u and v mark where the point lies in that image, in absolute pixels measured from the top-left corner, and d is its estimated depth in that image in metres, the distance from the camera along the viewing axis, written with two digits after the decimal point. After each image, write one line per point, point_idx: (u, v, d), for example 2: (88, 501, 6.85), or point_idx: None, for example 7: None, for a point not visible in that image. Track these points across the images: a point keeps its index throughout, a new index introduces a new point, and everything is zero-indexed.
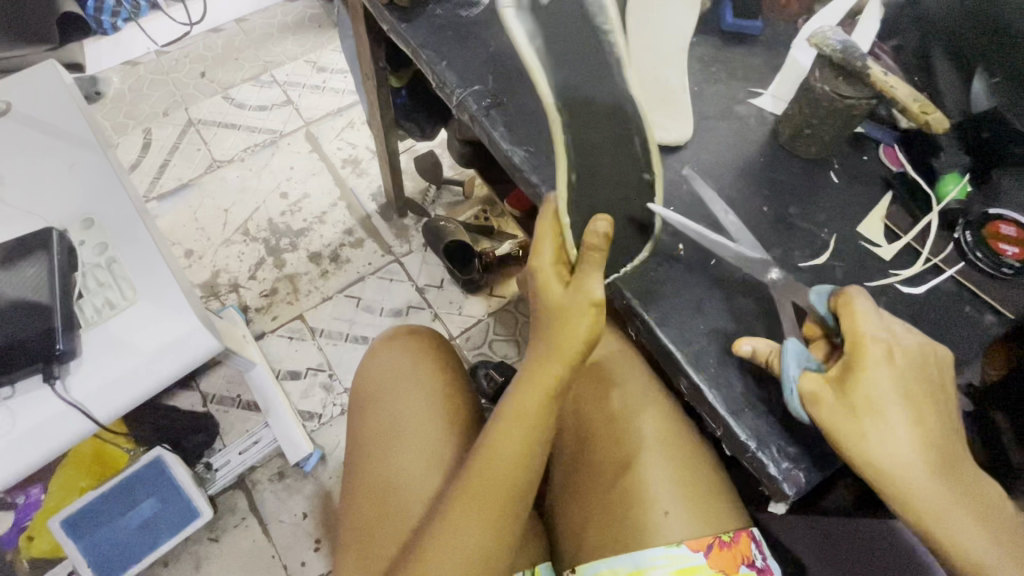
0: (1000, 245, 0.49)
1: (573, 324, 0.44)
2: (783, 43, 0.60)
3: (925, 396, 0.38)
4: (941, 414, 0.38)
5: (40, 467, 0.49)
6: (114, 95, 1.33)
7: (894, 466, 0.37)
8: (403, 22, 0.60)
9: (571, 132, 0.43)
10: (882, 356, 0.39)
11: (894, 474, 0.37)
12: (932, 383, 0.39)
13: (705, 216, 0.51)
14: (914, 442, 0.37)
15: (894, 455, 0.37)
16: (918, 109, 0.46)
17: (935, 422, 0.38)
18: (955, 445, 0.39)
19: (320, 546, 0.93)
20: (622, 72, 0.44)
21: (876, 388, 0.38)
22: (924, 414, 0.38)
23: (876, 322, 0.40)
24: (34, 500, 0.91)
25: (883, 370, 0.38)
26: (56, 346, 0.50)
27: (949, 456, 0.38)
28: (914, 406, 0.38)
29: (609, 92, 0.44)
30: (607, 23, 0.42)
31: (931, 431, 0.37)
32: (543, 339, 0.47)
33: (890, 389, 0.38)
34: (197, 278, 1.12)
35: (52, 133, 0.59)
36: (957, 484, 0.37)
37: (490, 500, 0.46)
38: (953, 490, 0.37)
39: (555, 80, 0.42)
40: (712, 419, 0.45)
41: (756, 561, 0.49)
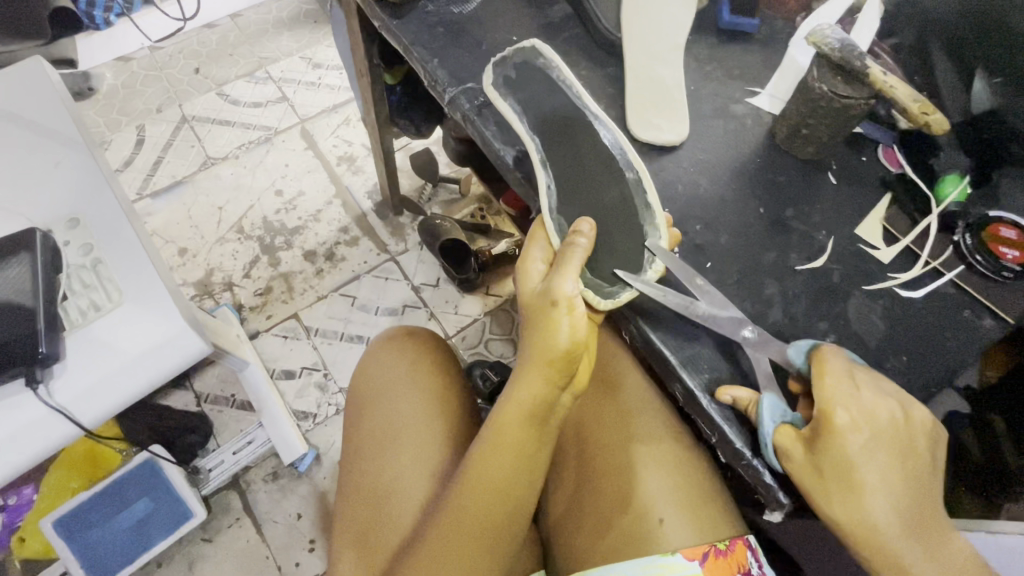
0: (1000, 248, 0.47)
1: (558, 321, 0.43)
2: (782, 41, 0.59)
3: (896, 467, 0.38)
4: (914, 481, 0.39)
5: (23, 473, 0.48)
6: (107, 91, 1.31)
7: (862, 528, 0.38)
8: (394, 19, 0.59)
9: (546, 152, 0.48)
10: (854, 430, 0.38)
11: (862, 535, 0.38)
12: (905, 450, 0.39)
13: (701, 218, 0.50)
14: (886, 518, 0.38)
15: (862, 518, 0.38)
16: (918, 110, 0.46)
17: (908, 490, 0.38)
18: (931, 507, 0.39)
19: (314, 546, 0.93)
20: (583, 103, 0.50)
21: (846, 466, 0.38)
22: (898, 487, 0.38)
23: (847, 388, 0.40)
24: (27, 501, 0.90)
25: (853, 445, 0.38)
26: (39, 349, 0.48)
27: (920, 521, 0.38)
28: (885, 480, 0.38)
29: (575, 114, 0.49)
30: (564, 77, 0.51)
31: (903, 503, 0.38)
32: (527, 342, 0.44)
33: (859, 465, 0.38)
34: (191, 277, 1.11)
35: (36, 130, 0.58)
36: (924, 542, 0.38)
37: (484, 512, 0.44)
38: (920, 549, 0.38)
39: (529, 121, 0.49)
40: (708, 427, 0.44)
41: (752, 570, 0.48)
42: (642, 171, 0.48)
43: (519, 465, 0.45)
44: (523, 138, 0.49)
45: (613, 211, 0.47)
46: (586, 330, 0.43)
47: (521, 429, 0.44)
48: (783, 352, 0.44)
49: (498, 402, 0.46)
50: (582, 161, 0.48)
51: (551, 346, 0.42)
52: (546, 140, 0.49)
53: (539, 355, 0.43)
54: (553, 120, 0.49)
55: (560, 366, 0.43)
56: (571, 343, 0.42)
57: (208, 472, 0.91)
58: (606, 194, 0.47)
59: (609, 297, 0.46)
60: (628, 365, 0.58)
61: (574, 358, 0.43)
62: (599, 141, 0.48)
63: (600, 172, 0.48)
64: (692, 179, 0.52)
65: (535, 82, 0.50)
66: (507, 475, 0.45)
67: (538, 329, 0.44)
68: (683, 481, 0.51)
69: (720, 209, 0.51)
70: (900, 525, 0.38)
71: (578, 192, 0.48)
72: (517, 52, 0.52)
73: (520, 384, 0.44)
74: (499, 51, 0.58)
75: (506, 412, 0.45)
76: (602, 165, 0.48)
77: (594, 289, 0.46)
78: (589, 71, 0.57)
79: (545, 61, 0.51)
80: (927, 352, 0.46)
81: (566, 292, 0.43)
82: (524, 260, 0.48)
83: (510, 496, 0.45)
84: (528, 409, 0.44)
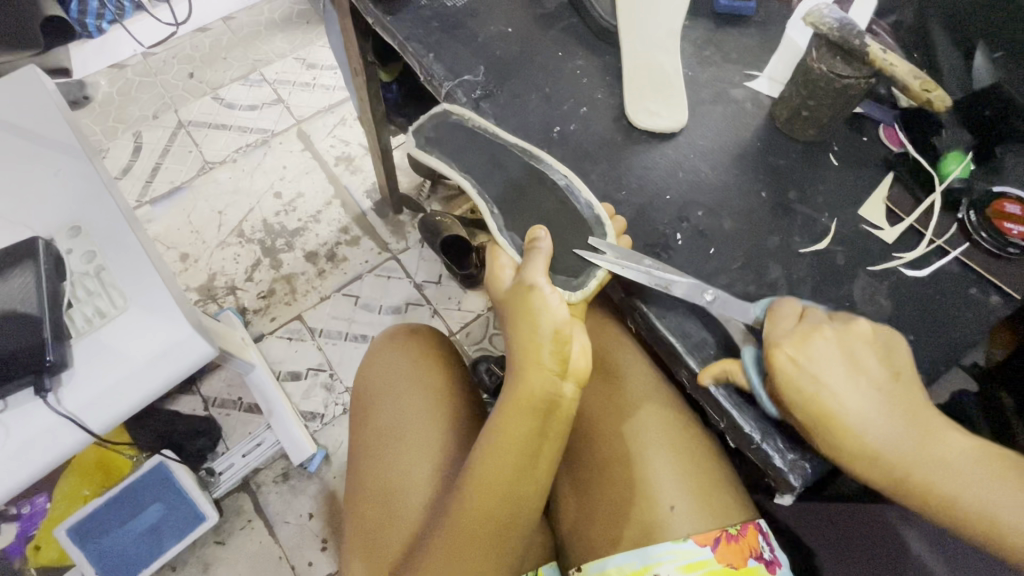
0: (1005, 224, 0.47)
1: (540, 308, 0.43)
2: (778, 24, 0.59)
3: (858, 378, 0.39)
4: (886, 391, 0.39)
5: (37, 480, 0.48)
6: (102, 99, 1.31)
7: (862, 448, 0.38)
8: (388, 15, 0.58)
9: (480, 185, 0.50)
10: (803, 364, 0.39)
11: (864, 454, 0.38)
12: (863, 360, 0.40)
13: (703, 204, 0.50)
14: (877, 438, 0.38)
15: (859, 438, 0.38)
16: (919, 87, 0.45)
17: (882, 402, 0.39)
18: (917, 410, 0.39)
19: (327, 545, 0.93)
20: (489, 133, 0.51)
21: (821, 399, 0.38)
22: (871, 404, 0.38)
23: (778, 331, 0.41)
24: (40, 510, 0.91)
25: (807, 380, 0.39)
26: (47, 356, 0.49)
27: (914, 423, 0.38)
28: (854, 401, 0.39)
29: (492, 146, 0.51)
30: (460, 116, 0.52)
31: (886, 411, 0.38)
32: (518, 339, 0.44)
33: (825, 396, 0.38)
34: (194, 282, 1.11)
35: (33, 138, 0.58)
36: (922, 439, 0.38)
37: (492, 508, 0.44)
38: (921, 446, 0.38)
39: (457, 164, 0.50)
40: (717, 413, 0.44)
41: (764, 554, 0.48)
42: (570, 175, 0.49)
43: (523, 464, 0.44)
44: (457, 181, 0.50)
45: (556, 219, 0.48)
46: (567, 316, 0.43)
47: (526, 426, 0.43)
48: (747, 312, 0.45)
49: (502, 397, 0.45)
50: (516, 185, 0.49)
51: (537, 333, 0.43)
52: (477, 175, 0.50)
53: (526, 343, 0.44)
54: (478, 158, 0.50)
55: (554, 354, 0.43)
56: (556, 329, 0.43)
57: (218, 476, 0.92)
58: (544, 203, 0.49)
59: (578, 289, 0.47)
60: (635, 355, 0.59)
61: (564, 346, 0.43)
62: (523, 164, 0.50)
63: (533, 189, 0.49)
64: (693, 166, 0.52)
65: (451, 131, 0.52)
66: (511, 474, 0.43)
67: (522, 316, 0.44)
68: (693, 467, 0.51)
69: (722, 194, 0.51)
70: (894, 440, 0.38)
71: (520, 211, 0.49)
72: (428, 118, 0.53)
73: (523, 379, 0.43)
74: (494, 44, 0.57)
75: (509, 409, 0.44)
76: (532, 180, 0.49)
77: (562, 285, 0.47)
78: (585, 61, 0.57)
79: (457, 117, 0.52)
80: (935, 332, 0.45)
81: (537, 280, 0.44)
82: (494, 278, 0.48)
83: (515, 495, 0.44)
84: (533, 403, 0.43)
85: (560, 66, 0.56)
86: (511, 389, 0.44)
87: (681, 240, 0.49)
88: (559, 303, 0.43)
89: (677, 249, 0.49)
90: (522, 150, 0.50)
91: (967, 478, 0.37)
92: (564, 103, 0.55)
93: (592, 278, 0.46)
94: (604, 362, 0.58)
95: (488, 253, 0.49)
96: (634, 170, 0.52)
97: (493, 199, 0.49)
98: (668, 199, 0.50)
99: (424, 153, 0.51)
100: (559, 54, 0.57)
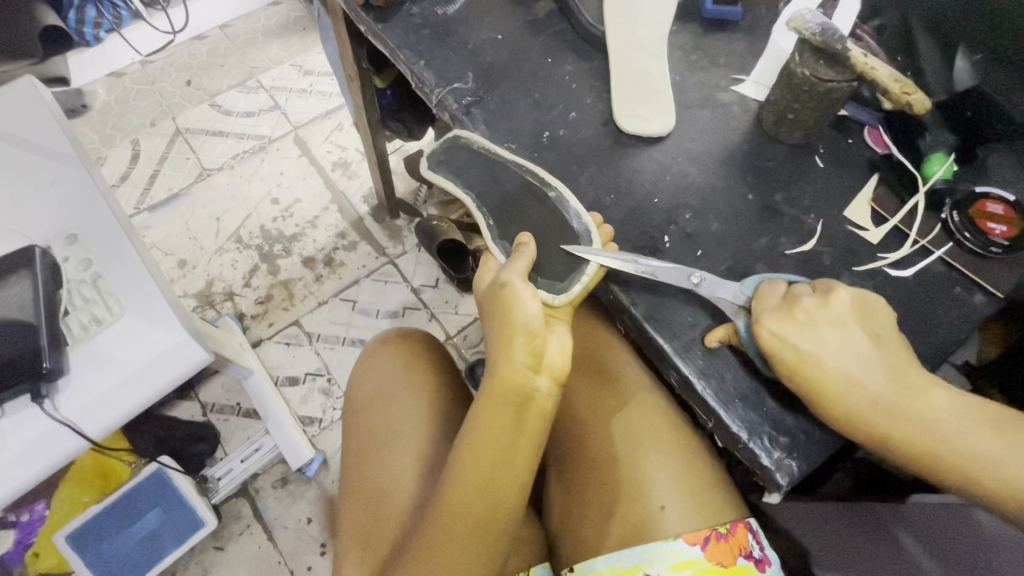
0: (987, 224, 0.48)
1: (513, 302, 0.43)
2: (764, 28, 0.60)
3: (847, 344, 0.40)
4: (874, 356, 0.39)
5: (35, 486, 0.49)
6: (100, 108, 1.32)
7: (850, 411, 0.39)
8: (380, 23, 0.59)
9: (480, 202, 0.50)
10: (788, 337, 0.40)
11: (853, 417, 0.39)
12: (850, 324, 0.40)
13: (691, 206, 0.51)
14: (864, 401, 0.38)
15: (847, 402, 0.39)
16: (898, 90, 0.46)
17: (866, 365, 0.39)
18: (901, 369, 0.39)
19: (325, 549, 0.93)
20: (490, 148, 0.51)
21: (807, 368, 0.39)
22: (859, 368, 0.39)
23: (762, 307, 0.42)
24: (38, 517, 0.90)
25: (794, 350, 0.40)
26: (44, 363, 0.49)
27: (901, 383, 0.39)
28: (841, 366, 0.39)
29: (489, 160, 0.51)
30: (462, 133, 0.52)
31: (873, 374, 0.39)
32: (494, 335, 0.44)
33: (810, 365, 0.39)
34: (192, 288, 1.11)
35: (30, 149, 0.58)
36: (909, 399, 0.38)
37: (470, 508, 0.44)
38: (908, 406, 0.38)
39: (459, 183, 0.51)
40: (704, 413, 0.44)
41: (754, 552, 0.48)
42: (561, 187, 0.49)
43: (501, 459, 0.44)
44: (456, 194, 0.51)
45: (546, 229, 0.48)
46: (541, 311, 0.43)
47: (501, 424, 0.43)
48: (736, 293, 0.45)
49: (477, 397, 0.45)
50: (511, 198, 0.50)
51: (511, 325, 0.43)
52: (476, 191, 0.50)
53: (501, 337, 0.43)
54: (475, 171, 0.51)
55: (527, 348, 0.43)
56: (528, 323, 0.43)
57: (216, 481, 0.92)
58: (534, 212, 0.49)
59: (563, 293, 0.47)
60: (625, 358, 0.59)
61: (537, 343, 0.43)
62: (518, 176, 0.50)
63: (525, 200, 0.50)
64: (681, 169, 0.52)
65: (455, 150, 0.52)
66: (488, 470, 0.44)
67: (498, 312, 0.44)
68: (682, 466, 0.51)
69: (710, 196, 0.51)
70: (882, 402, 0.38)
71: (512, 221, 0.49)
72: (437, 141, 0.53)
73: (495, 376, 0.43)
74: (484, 51, 0.58)
75: (485, 406, 0.44)
76: (526, 193, 0.50)
77: (546, 288, 0.47)
78: (574, 66, 0.58)
79: (462, 138, 0.52)
80: (921, 329, 0.46)
81: (513, 279, 0.44)
82: (479, 275, 0.49)
83: (494, 491, 0.44)
84: (506, 400, 0.43)
85: (549, 72, 0.57)
86: (485, 389, 0.44)
87: (669, 242, 0.49)
88: (532, 298, 0.43)
89: (665, 251, 0.49)
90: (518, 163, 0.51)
91: (952, 431, 0.38)
92: (554, 109, 0.55)
93: (577, 281, 0.47)
94: (594, 363, 0.58)
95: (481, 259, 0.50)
96: (623, 174, 0.52)
97: (490, 212, 0.50)
98: (656, 202, 0.51)
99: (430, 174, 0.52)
100: (548, 60, 0.58)
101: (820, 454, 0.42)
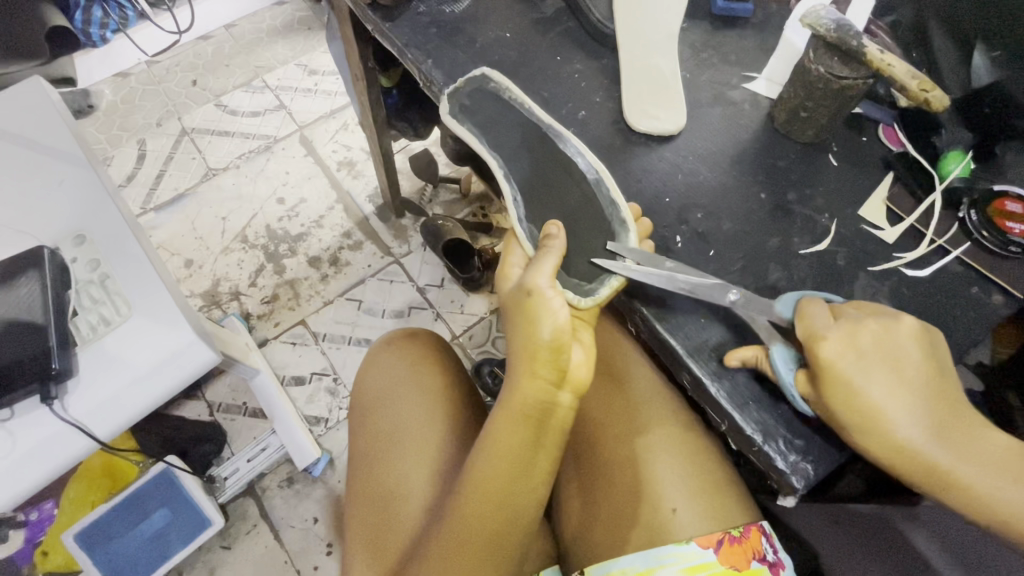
0: (1006, 223, 0.47)
1: (541, 314, 0.42)
2: (774, 26, 0.59)
3: (903, 374, 0.38)
4: (928, 389, 0.38)
5: (44, 487, 0.49)
6: (106, 108, 1.32)
7: (902, 444, 0.37)
8: (387, 22, 0.59)
9: (510, 167, 0.49)
10: (848, 360, 0.38)
11: (904, 450, 0.37)
12: (906, 354, 0.39)
13: (702, 205, 0.50)
14: (916, 432, 0.37)
15: (901, 436, 0.37)
16: (917, 87, 0.44)
17: (921, 398, 0.38)
18: (953, 408, 0.38)
19: (332, 549, 0.93)
20: (525, 110, 0.51)
21: (864, 395, 0.37)
22: (914, 401, 0.38)
23: (818, 326, 0.40)
24: (49, 515, 0.91)
25: (853, 374, 0.38)
26: (53, 364, 0.49)
27: (948, 420, 0.38)
28: (899, 397, 0.37)
29: (520, 123, 0.50)
30: (497, 84, 0.52)
31: (926, 407, 0.38)
32: (514, 343, 0.44)
33: (868, 392, 0.37)
34: (198, 287, 1.11)
35: (36, 148, 0.58)
36: (956, 435, 0.37)
37: (484, 517, 0.43)
38: (956, 444, 0.37)
39: (488, 142, 0.50)
40: (717, 415, 0.44)
41: (767, 556, 0.47)
42: (602, 171, 0.49)
43: (517, 468, 0.43)
44: (485, 156, 0.50)
45: (580, 212, 0.48)
46: (569, 321, 0.42)
47: (520, 435, 0.43)
48: (774, 310, 0.44)
49: (496, 405, 0.44)
50: (543, 174, 0.49)
51: (536, 339, 0.41)
52: (505, 155, 0.49)
53: (523, 346, 0.42)
54: (511, 133, 0.50)
55: (552, 363, 0.42)
56: (556, 334, 0.41)
57: (223, 480, 0.92)
58: (570, 195, 0.48)
59: (589, 295, 0.46)
60: (637, 361, 0.58)
61: (562, 355, 0.42)
62: (554, 150, 0.49)
63: (560, 176, 0.49)
64: (692, 168, 0.52)
65: (490, 103, 0.51)
66: (504, 480, 0.43)
67: (523, 321, 0.43)
68: (695, 470, 0.51)
69: (721, 196, 0.51)
70: (935, 438, 0.37)
71: (542, 202, 0.48)
72: (467, 80, 0.52)
73: (516, 389, 0.43)
74: (493, 49, 0.57)
75: (504, 415, 0.43)
76: (561, 169, 0.49)
77: (574, 288, 0.46)
78: (584, 64, 0.57)
79: (495, 84, 0.52)
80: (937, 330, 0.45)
81: (539, 284, 0.43)
82: (502, 274, 0.48)
83: (509, 501, 0.44)
84: (528, 412, 0.43)
85: (558, 70, 0.57)
86: (504, 396, 0.44)
87: (681, 243, 0.49)
88: (561, 306, 0.42)
89: (677, 252, 0.49)
90: (553, 132, 0.50)
91: (999, 472, 0.37)
92: (563, 107, 0.55)
93: (604, 285, 0.46)
94: (606, 365, 0.58)
95: (505, 245, 0.49)
96: (633, 173, 0.52)
97: (518, 185, 0.49)
98: (668, 201, 0.51)
99: (459, 122, 0.51)
100: (558, 59, 0.57)
101: (836, 458, 0.41)
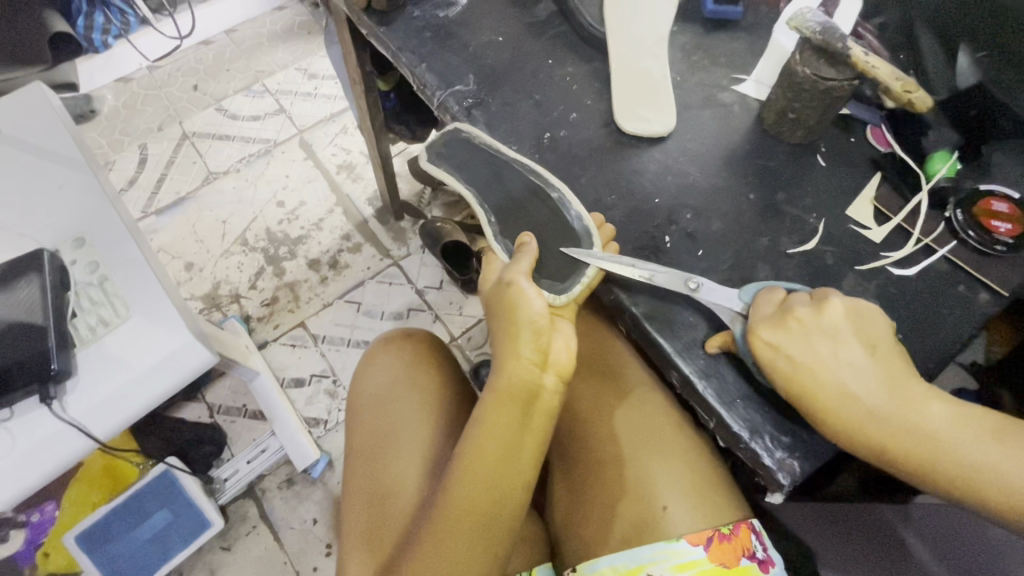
0: (992, 222, 0.48)
1: (519, 302, 0.44)
2: (764, 28, 0.60)
3: (840, 354, 0.40)
4: (869, 366, 0.39)
5: (42, 487, 0.49)
6: (108, 113, 1.33)
7: (848, 422, 0.38)
8: (381, 26, 0.59)
9: (483, 198, 0.50)
10: (783, 347, 0.40)
11: (851, 427, 0.38)
12: (842, 334, 0.40)
13: (691, 206, 0.51)
14: (861, 411, 0.38)
15: (845, 413, 0.38)
16: (900, 88, 0.46)
17: (861, 375, 0.39)
18: (899, 380, 0.39)
19: (331, 550, 0.94)
20: (495, 149, 0.52)
21: (803, 379, 0.39)
22: (854, 378, 0.39)
23: (757, 318, 0.42)
24: (49, 517, 0.91)
25: (790, 360, 0.40)
26: (51, 365, 0.50)
27: (894, 392, 0.39)
28: (839, 378, 0.39)
29: (491, 159, 0.51)
30: (467, 134, 0.52)
31: (868, 383, 0.39)
32: (500, 332, 0.46)
33: (805, 376, 0.39)
34: (198, 290, 1.12)
35: (36, 152, 0.59)
36: (903, 407, 0.38)
37: (475, 507, 0.43)
38: (903, 416, 0.38)
39: (461, 178, 0.51)
40: (706, 413, 0.44)
41: (757, 553, 0.48)
42: (564, 189, 0.50)
43: (506, 453, 0.44)
44: (459, 189, 0.51)
45: (548, 229, 0.49)
46: (546, 311, 0.45)
47: (508, 415, 0.44)
48: (735, 299, 0.45)
49: (484, 392, 0.46)
50: (514, 198, 0.50)
51: (515, 322, 0.44)
52: (478, 187, 0.51)
53: (507, 332, 0.45)
54: (478, 168, 0.51)
55: (533, 344, 0.45)
56: (535, 321, 0.44)
57: (223, 482, 0.92)
58: (538, 214, 0.49)
59: (564, 293, 0.47)
60: (629, 360, 0.59)
61: (543, 338, 0.45)
62: (523, 178, 0.50)
63: (528, 199, 0.50)
64: (682, 169, 0.52)
65: (460, 147, 0.52)
66: (494, 466, 0.44)
67: (503, 312, 0.45)
68: (685, 466, 0.51)
69: (711, 196, 0.51)
70: (879, 412, 0.38)
71: (514, 222, 0.50)
72: (441, 134, 0.53)
73: (502, 368, 0.45)
74: (486, 53, 0.58)
75: (492, 399, 0.45)
76: (529, 193, 0.50)
77: (548, 287, 0.47)
78: (575, 67, 0.58)
79: (466, 134, 0.53)
80: (924, 328, 0.45)
81: (518, 278, 0.45)
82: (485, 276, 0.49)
83: (499, 487, 0.44)
84: (514, 394, 0.44)
85: (550, 73, 0.57)
86: (492, 381, 0.46)
87: (671, 242, 0.49)
88: (538, 298, 0.45)
89: (666, 251, 0.49)
90: (522, 164, 0.51)
91: (950, 444, 0.38)
92: (555, 109, 0.55)
93: (578, 282, 0.47)
94: (599, 363, 0.58)
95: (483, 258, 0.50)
96: (624, 174, 0.52)
97: (492, 208, 0.50)
98: (657, 202, 0.51)
99: (433, 165, 0.51)
100: (550, 62, 0.58)
101: (822, 455, 0.42)
